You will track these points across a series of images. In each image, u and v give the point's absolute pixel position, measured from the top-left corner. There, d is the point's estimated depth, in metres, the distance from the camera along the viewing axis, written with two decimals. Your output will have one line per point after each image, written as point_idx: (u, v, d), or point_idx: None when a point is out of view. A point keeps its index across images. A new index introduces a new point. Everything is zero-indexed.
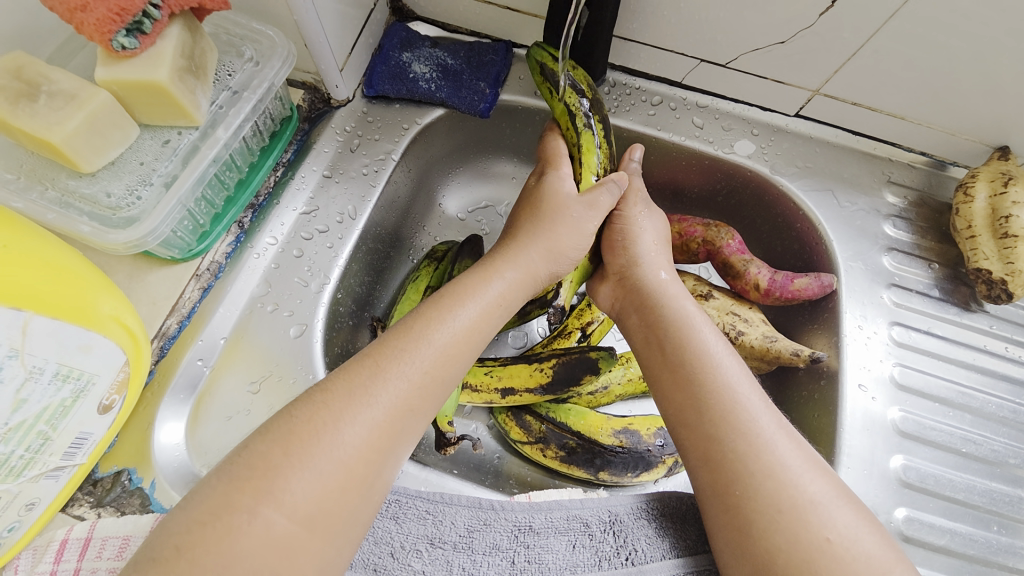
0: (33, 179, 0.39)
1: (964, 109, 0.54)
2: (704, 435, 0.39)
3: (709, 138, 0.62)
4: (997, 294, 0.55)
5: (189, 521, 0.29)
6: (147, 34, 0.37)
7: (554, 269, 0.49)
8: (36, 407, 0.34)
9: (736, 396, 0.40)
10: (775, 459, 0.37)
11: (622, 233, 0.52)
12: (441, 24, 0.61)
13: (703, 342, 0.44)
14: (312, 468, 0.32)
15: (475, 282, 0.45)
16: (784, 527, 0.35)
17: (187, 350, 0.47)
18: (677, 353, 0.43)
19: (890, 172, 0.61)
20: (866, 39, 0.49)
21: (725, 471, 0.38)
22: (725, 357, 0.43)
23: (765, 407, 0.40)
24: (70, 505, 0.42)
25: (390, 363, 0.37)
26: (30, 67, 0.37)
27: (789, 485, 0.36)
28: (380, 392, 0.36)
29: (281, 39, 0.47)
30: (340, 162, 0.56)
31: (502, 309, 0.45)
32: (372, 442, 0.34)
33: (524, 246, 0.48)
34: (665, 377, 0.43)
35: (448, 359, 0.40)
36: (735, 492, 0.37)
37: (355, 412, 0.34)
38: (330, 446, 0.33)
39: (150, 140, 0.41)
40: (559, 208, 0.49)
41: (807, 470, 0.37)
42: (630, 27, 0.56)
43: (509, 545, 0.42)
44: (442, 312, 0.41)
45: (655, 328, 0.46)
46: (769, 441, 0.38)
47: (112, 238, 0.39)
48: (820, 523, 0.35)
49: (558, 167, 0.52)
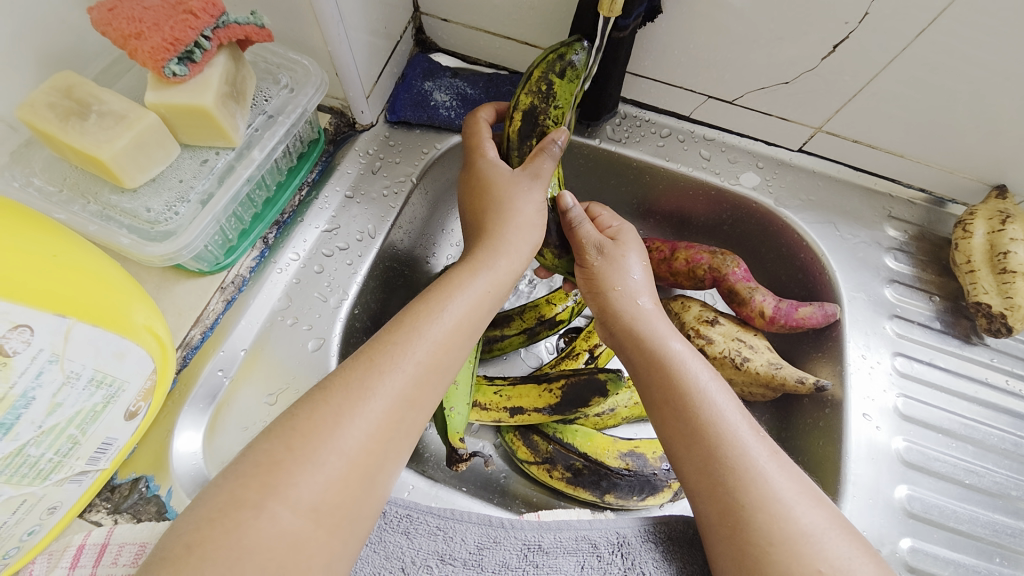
0: (76, 193, 0.41)
1: (959, 148, 0.56)
2: (698, 466, 0.40)
3: (716, 170, 0.64)
4: (997, 327, 0.56)
5: (196, 521, 0.30)
6: (196, 63, 0.39)
7: (532, 246, 0.48)
8: (69, 410, 0.35)
9: (725, 431, 0.41)
10: (768, 491, 0.38)
11: (600, 270, 0.51)
12: (462, 56, 0.65)
13: (692, 375, 0.44)
14: (317, 463, 0.33)
15: (462, 275, 0.45)
16: (777, 559, 0.36)
17: (209, 360, 0.48)
18: (664, 390, 0.44)
19: (891, 208, 0.64)
20: (865, 82, 0.53)
21: (719, 501, 0.39)
22: (716, 389, 0.43)
23: (757, 438, 0.41)
24: (87, 511, 0.42)
25: (384, 357, 0.38)
26: (81, 87, 0.39)
27: (781, 518, 0.37)
28: (377, 386, 0.36)
29: (316, 68, 0.50)
30: (362, 183, 0.58)
31: (492, 296, 0.45)
32: (374, 435, 0.35)
33: (498, 233, 0.47)
34: (660, 410, 0.44)
35: (442, 351, 0.40)
36: (729, 524, 0.38)
37: (358, 408, 0.35)
38: (332, 440, 0.34)
39: (189, 159, 0.43)
40: (514, 191, 0.48)
41: (801, 501, 0.38)
42: (642, 64, 0.59)
43: (518, 564, 0.42)
44: (431, 305, 0.42)
45: (645, 359, 0.46)
46: (761, 475, 0.38)
47: (149, 250, 0.41)
48: (813, 554, 0.35)
49: (484, 152, 0.51)
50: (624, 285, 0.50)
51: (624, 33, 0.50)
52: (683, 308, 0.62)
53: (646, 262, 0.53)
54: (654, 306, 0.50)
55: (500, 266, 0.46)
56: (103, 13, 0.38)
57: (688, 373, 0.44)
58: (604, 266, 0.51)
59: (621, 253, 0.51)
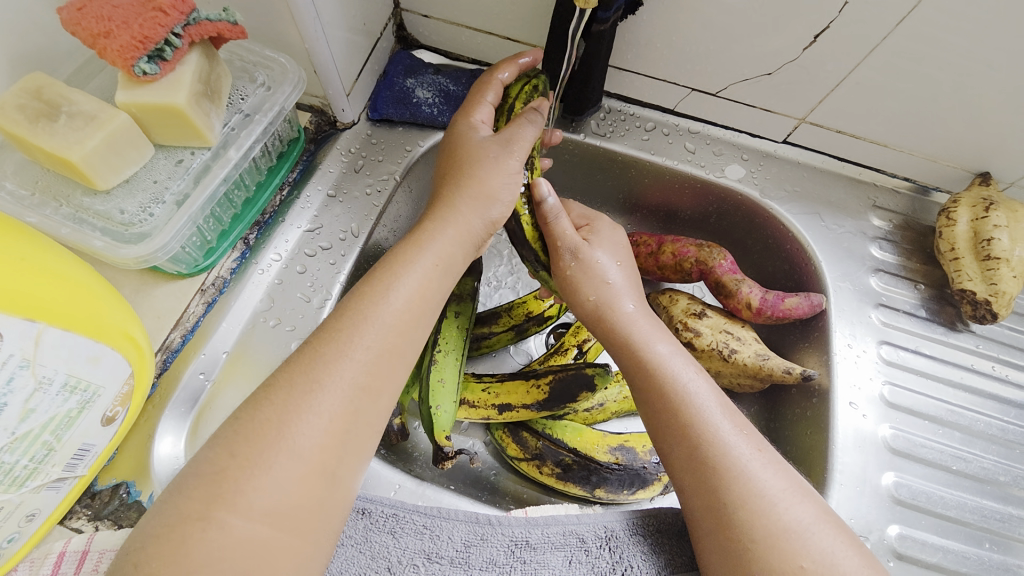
0: (48, 196, 0.40)
1: (942, 136, 0.56)
2: (684, 466, 0.40)
3: (701, 163, 0.64)
4: (983, 314, 0.57)
5: (144, 540, 0.30)
6: (167, 61, 0.39)
7: (487, 222, 0.48)
8: (43, 417, 0.34)
9: (709, 430, 0.40)
10: (752, 489, 0.38)
11: (573, 276, 0.50)
12: (444, 52, 0.64)
13: (678, 376, 0.44)
14: (266, 467, 0.33)
15: (409, 250, 0.44)
16: (759, 556, 0.36)
17: (190, 363, 0.47)
18: (650, 392, 0.44)
19: (876, 197, 0.64)
20: (847, 72, 0.53)
21: (705, 499, 0.39)
22: (701, 389, 0.43)
23: (742, 437, 0.41)
24: (69, 517, 0.42)
25: (329, 347, 0.37)
26: (50, 88, 0.39)
27: (765, 515, 0.37)
28: (324, 379, 0.36)
29: (293, 66, 0.49)
30: (345, 182, 0.58)
31: (440, 271, 0.44)
32: (329, 430, 0.35)
33: (452, 206, 0.47)
34: (647, 411, 0.44)
35: (393, 333, 0.39)
36: (715, 521, 0.38)
37: (307, 403, 0.35)
38: (282, 441, 0.33)
39: (164, 160, 0.43)
40: (482, 159, 0.47)
41: (785, 497, 0.38)
42: (625, 57, 0.59)
43: (505, 560, 0.42)
44: (379, 287, 0.41)
45: (630, 359, 0.46)
46: (744, 473, 0.38)
47: (124, 253, 0.40)
48: (796, 550, 0.35)
49: (470, 115, 0.50)
50: (604, 289, 0.49)
51: (603, 26, 0.49)
52: (671, 301, 0.62)
53: (628, 262, 0.52)
54: (641, 310, 0.50)
55: (452, 239, 0.46)
56: (71, 13, 0.37)
57: (673, 371, 0.44)
58: (578, 270, 0.50)
59: (595, 254, 0.50)
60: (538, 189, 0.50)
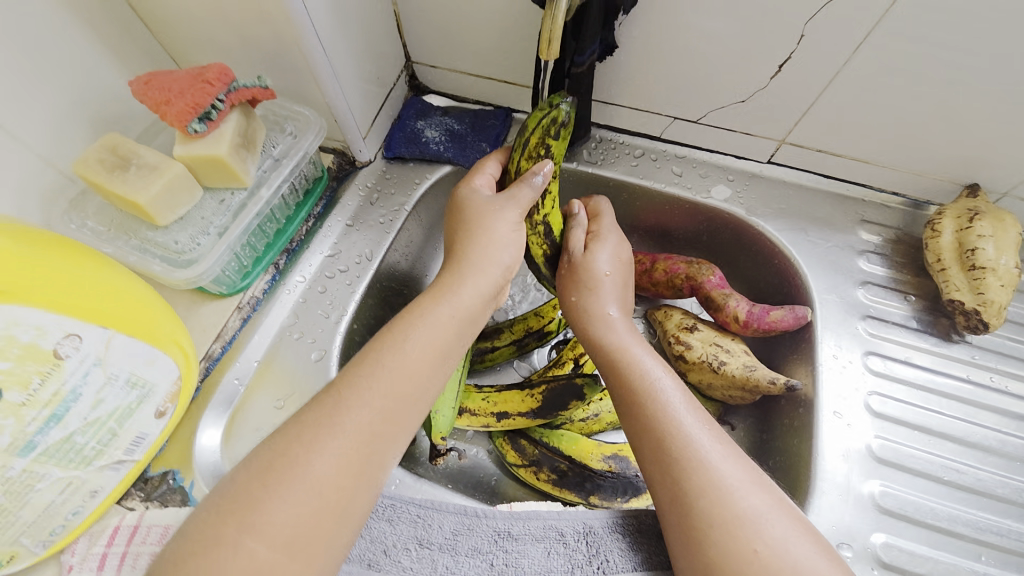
0: (120, 231, 0.50)
1: (918, 150, 0.59)
2: (651, 458, 0.44)
3: (688, 185, 0.68)
4: (975, 324, 0.57)
5: (178, 552, 0.34)
6: (212, 121, 0.48)
7: (502, 268, 0.52)
8: (109, 406, 0.42)
9: (672, 424, 0.44)
10: (710, 478, 0.41)
11: (567, 278, 0.56)
12: (450, 96, 0.73)
13: (648, 376, 0.48)
14: (287, 498, 0.36)
15: (428, 303, 0.48)
16: (715, 539, 0.38)
17: (227, 371, 0.55)
18: (623, 391, 0.48)
19: (864, 213, 0.66)
20: (816, 96, 0.57)
21: (669, 488, 0.42)
22: (669, 388, 0.47)
23: (705, 431, 0.44)
24: (125, 498, 0.49)
25: (350, 390, 0.41)
26: (123, 145, 0.48)
27: (721, 502, 0.39)
28: (346, 417, 0.40)
29: (316, 117, 0.58)
30: (361, 214, 0.66)
31: (457, 322, 0.48)
32: (344, 467, 0.38)
33: (468, 264, 0.51)
34: (620, 410, 0.48)
35: (406, 379, 0.43)
36: (677, 508, 0.41)
37: (325, 442, 0.38)
38: (302, 475, 0.37)
39: (210, 199, 0.52)
40: (488, 211, 0.53)
41: (744, 487, 0.40)
42: (610, 93, 0.65)
43: (489, 548, 0.46)
44: (397, 337, 0.45)
45: (605, 361, 0.51)
46: (703, 462, 0.41)
47: (177, 276, 0.49)
48: (750, 535, 0.38)
49: (469, 180, 0.56)
50: (594, 294, 0.54)
51: (581, 67, 0.56)
52: (666, 316, 0.66)
53: (620, 271, 0.57)
54: (621, 316, 0.54)
55: (464, 301, 0.49)
56: (140, 85, 0.47)
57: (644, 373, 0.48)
58: (571, 274, 0.56)
59: (598, 256, 0.56)
60: (572, 207, 0.59)
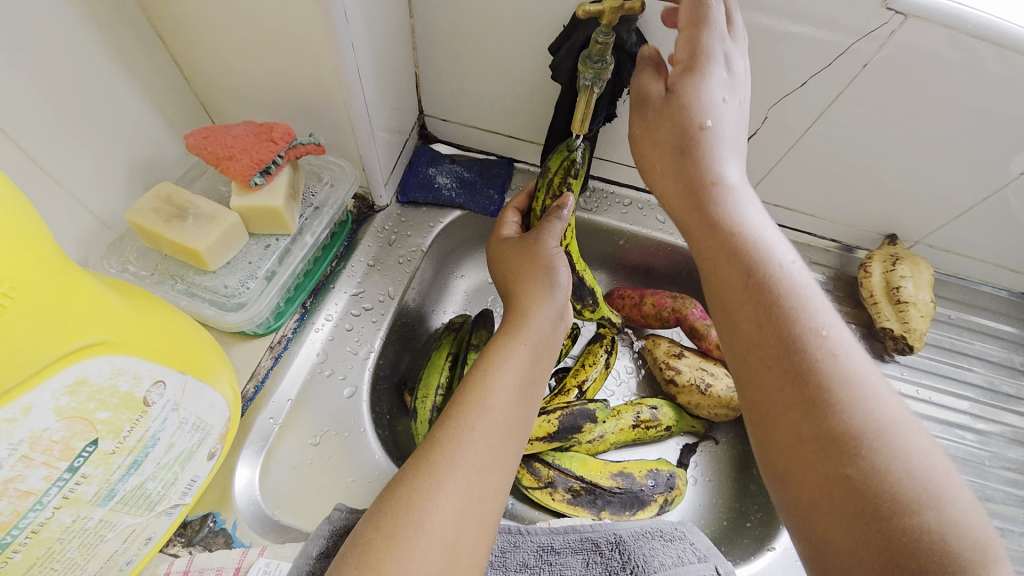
0: (165, 275, 0.52)
1: (850, 207, 0.73)
2: (821, 423, 0.35)
3: (670, 231, 0.79)
4: (902, 346, 0.71)
5: None
6: (270, 174, 0.52)
7: (562, 292, 0.52)
8: (178, 450, 0.43)
9: (852, 385, 0.36)
10: (896, 442, 0.34)
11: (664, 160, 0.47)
12: (457, 145, 0.80)
13: (817, 326, 0.38)
14: (408, 550, 0.35)
15: (505, 340, 0.47)
16: (894, 508, 0.32)
17: (261, 410, 0.56)
18: (780, 331, 0.38)
19: (811, 256, 0.79)
20: (772, 165, 0.69)
21: (840, 455, 0.34)
22: (847, 345, 0.37)
23: (889, 398, 0.36)
24: (167, 545, 0.49)
25: (447, 434, 0.40)
26: (178, 195, 0.50)
27: (900, 467, 0.33)
28: (455, 459, 0.39)
29: (351, 169, 0.63)
30: (381, 254, 0.70)
31: (538, 356, 0.48)
32: (463, 509, 0.37)
33: (531, 298, 0.51)
34: (770, 349, 0.38)
35: (504, 415, 0.42)
36: (849, 481, 0.34)
37: (439, 487, 0.37)
38: (420, 526, 0.36)
39: (255, 245, 0.55)
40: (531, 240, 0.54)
41: (930, 459, 0.34)
42: (604, 151, 0.75)
43: (535, 563, 0.51)
44: (485, 378, 0.44)
45: (744, 292, 0.41)
46: (888, 427, 0.34)
47: (229, 319, 0.51)
48: (930, 506, 0.32)
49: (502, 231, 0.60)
50: (718, 186, 0.44)
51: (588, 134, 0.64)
52: (655, 344, 0.75)
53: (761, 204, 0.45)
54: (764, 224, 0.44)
55: (539, 332, 0.49)
56: (197, 139, 0.50)
57: (816, 356, 0.37)
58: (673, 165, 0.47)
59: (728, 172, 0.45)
60: None
